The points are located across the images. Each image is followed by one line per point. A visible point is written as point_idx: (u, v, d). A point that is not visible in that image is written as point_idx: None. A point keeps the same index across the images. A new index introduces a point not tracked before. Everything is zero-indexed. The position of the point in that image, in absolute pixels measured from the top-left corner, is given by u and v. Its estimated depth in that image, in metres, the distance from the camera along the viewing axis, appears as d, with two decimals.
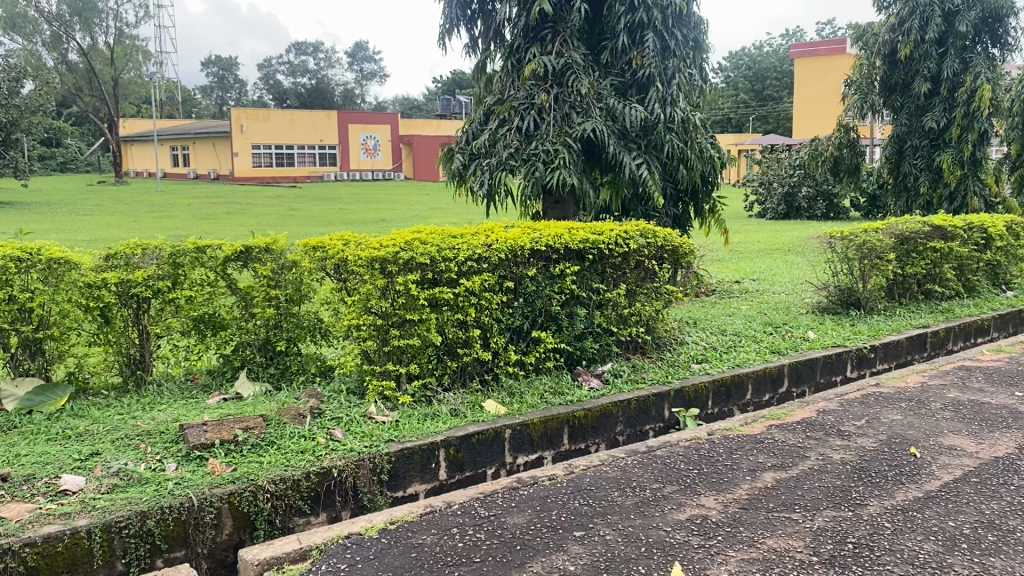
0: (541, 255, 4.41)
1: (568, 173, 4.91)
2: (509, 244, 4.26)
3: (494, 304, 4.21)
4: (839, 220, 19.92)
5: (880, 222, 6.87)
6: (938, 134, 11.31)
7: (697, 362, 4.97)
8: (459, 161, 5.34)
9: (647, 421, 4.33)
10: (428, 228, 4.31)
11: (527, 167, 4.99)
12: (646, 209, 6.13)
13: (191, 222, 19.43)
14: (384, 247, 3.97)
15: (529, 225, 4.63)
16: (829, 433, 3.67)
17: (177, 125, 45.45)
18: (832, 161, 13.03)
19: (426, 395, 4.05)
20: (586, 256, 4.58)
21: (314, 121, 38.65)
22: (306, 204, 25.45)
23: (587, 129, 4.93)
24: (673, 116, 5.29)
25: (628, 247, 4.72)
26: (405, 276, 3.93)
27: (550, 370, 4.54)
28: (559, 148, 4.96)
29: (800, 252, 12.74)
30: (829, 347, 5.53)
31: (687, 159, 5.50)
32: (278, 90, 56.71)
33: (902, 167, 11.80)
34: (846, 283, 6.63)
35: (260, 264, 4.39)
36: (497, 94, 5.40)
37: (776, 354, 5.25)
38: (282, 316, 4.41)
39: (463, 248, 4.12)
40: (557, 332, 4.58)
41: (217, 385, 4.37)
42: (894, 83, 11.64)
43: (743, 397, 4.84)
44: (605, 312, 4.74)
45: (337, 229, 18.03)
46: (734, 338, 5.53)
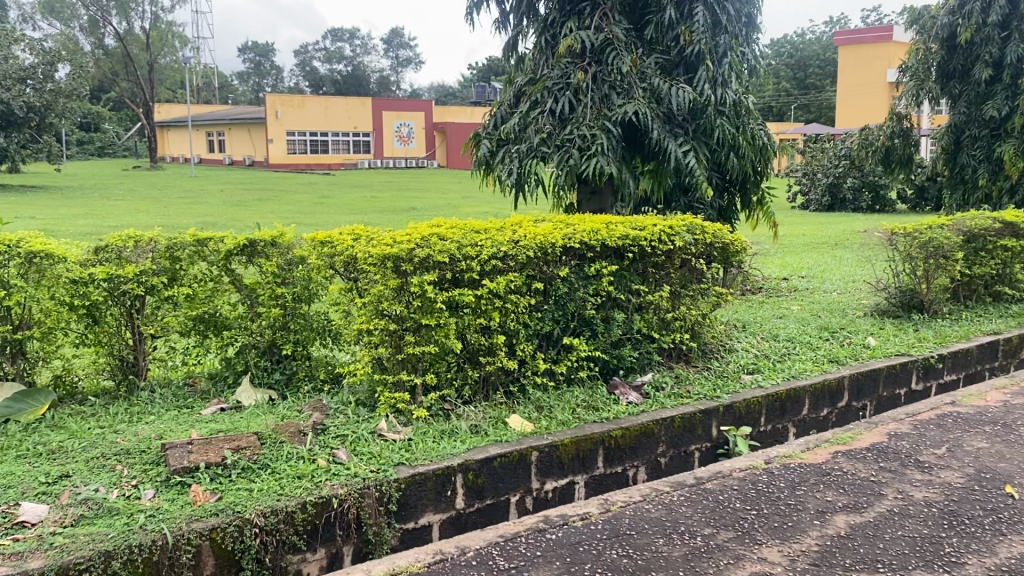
0: (575, 253, 3.96)
1: (606, 162, 4.44)
2: (540, 240, 3.81)
3: (521, 307, 3.77)
4: (885, 212, 19.16)
5: (945, 217, 6.30)
6: (999, 123, 10.47)
7: (748, 372, 4.54)
8: (487, 149, 4.89)
9: (692, 440, 3.89)
10: (450, 222, 3.88)
11: (561, 154, 4.52)
12: (691, 202, 5.63)
13: (221, 208, 19.19)
14: (398, 242, 3.54)
15: (562, 219, 4.17)
16: (905, 463, 3.19)
17: (213, 111, 45.47)
18: (883, 151, 12.36)
19: (444, 409, 3.62)
20: (625, 255, 4.12)
21: (348, 108, 38.44)
22: (338, 191, 25.17)
23: (628, 113, 4.45)
24: (724, 99, 4.79)
25: (672, 244, 4.24)
26: (421, 276, 3.50)
27: (584, 380, 4.09)
28: (597, 133, 4.49)
29: (847, 247, 12.13)
30: (892, 355, 5.01)
31: (739, 147, 4.99)
32: (313, 76, 56.57)
33: (959, 158, 11.06)
34: (908, 284, 6.08)
35: (265, 258, 3.98)
36: (529, 74, 4.94)
37: (834, 364, 4.76)
38: (288, 317, 4.00)
39: (488, 245, 3.68)
40: (592, 338, 4.13)
41: (217, 392, 3.98)
42: (952, 70, 10.98)
43: (798, 413, 4.36)
44: (645, 316, 4.29)
45: (367, 217, 17.66)
46: (787, 346, 5.05)
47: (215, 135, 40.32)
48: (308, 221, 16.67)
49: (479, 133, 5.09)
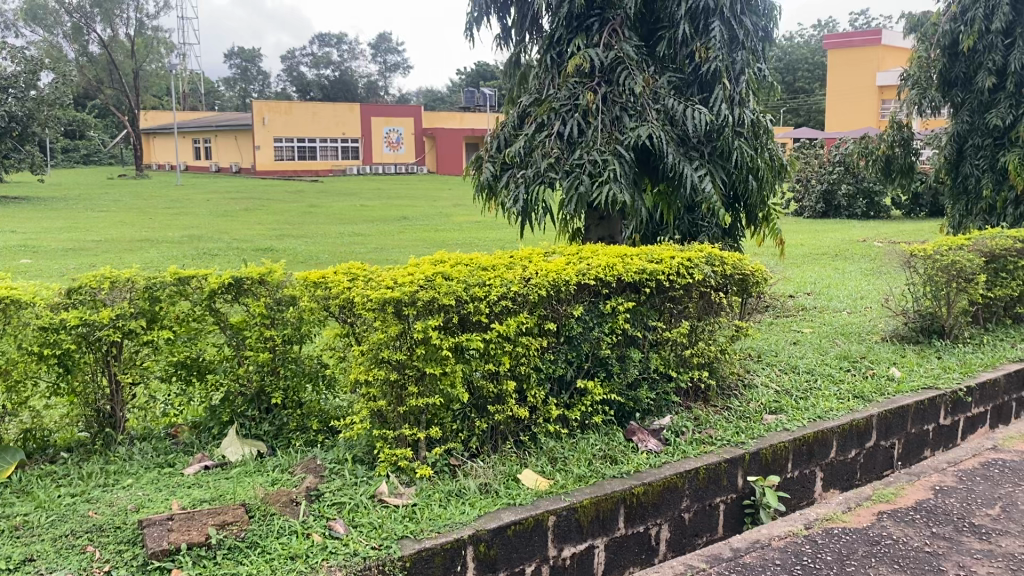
0: (589, 290, 3.66)
1: (619, 188, 4.16)
2: (553, 276, 3.51)
3: (533, 351, 3.47)
4: (880, 219, 18.92)
5: (963, 236, 6.04)
6: (1002, 131, 10.15)
7: (771, 412, 4.24)
8: (489, 173, 4.59)
9: (717, 493, 3.60)
10: (454, 258, 3.58)
11: (570, 180, 4.23)
12: (703, 224, 5.39)
13: (207, 219, 18.79)
14: (399, 283, 3.22)
15: (575, 252, 3.88)
16: (958, 528, 2.92)
17: (199, 117, 44.95)
18: (883, 161, 12.07)
19: (449, 466, 3.32)
20: (642, 290, 3.83)
21: (336, 114, 38.07)
22: (327, 200, 24.79)
23: (642, 136, 4.19)
24: (742, 120, 4.57)
25: (692, 277, 3.95)
26: (424, 321, 3.19)
27: (599, 426, 3.80)
28: (609, 158, 4.21)
29: (848, 258, 11.87)
30: (919, 389, 4.74)
31: (757, 169, 4.78)
32: (300, 82, 56.00)
33: (962, 168, 10.69)
34: (928, 308, 5.83)
35: (253, 298, 3.66)
36: (534, 94, 4.66)
37: (860, 400, 4.49)
38: (278, 361, 3.69)
39: (496, 284, 3.38)
40: (607, 380, 3.83)
41: (201, 444, 3.67)
42: (954, 77, 10.61)
43: (827, 456, 4.10)
44: (663, 354, 3.99)
45: (356, 227, 17.28)
46: (808, 379, 4.78)
47: (201, 142, 39.81)
48: (296, 232, 16.28)
49: (481, 155, 4.79)
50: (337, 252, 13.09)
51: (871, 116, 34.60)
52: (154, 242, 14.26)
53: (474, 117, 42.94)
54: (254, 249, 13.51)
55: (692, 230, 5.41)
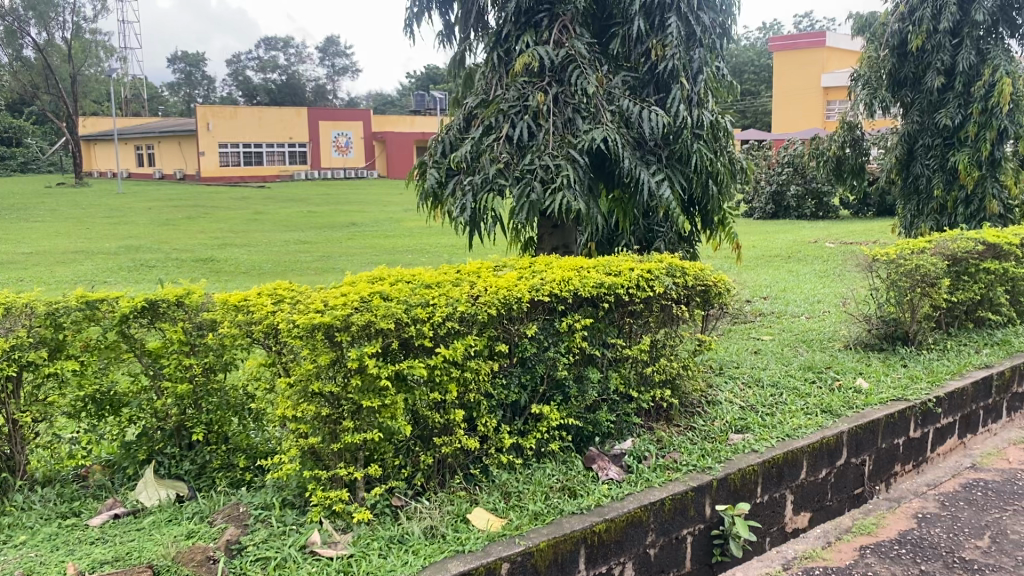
0: (544, 307, 3.36)
1: (573, 196, 3.88)
2: (503, 293, 3.19)
3: (482, 377, 3.16)
4: (829, 219, 18.97)
5: (924, 240, 5.89)
6: (952, 131, 10.09)
7: (737, 431, 3.99)
8: (434, 180, 4.26)
9: (684, 524, 3.33)
10: (395, 276, 3.25)
11: (520, 187, 3.93)
12: (659, 229, 5.16)
13: (147, 228, 18.12)
14: (331, 306, 2.87)
15: (527, 266, 3.58)
16: (949, 564, 2.70)
17: (141, 123, 43.77)
18: (834, 162, 11.94)
19: (391, 508, 2.99)
20: (600, 305, 3.54)
21: (283, 119, 37.34)
22: (273, 207, 24.18)
23: (597, 139, 3.92)
24: (700, 121, 4.36)
25: (652, 290, 3.68)
26: (360, 348, 2.85)
27: (556, 453, 3.50)
28: (562, 163, 3.92)
29: (802, 260, 11.76)
30: (888, 401, 4.54)
31: (717, 173, 4.59)
32: (246, 86, 54.89)
33: (913, 168, 10.61)
34: (891, 314, 5.66)
35: (169, 324, 3.27)
36: (481, 95, 4.36)
37: (829, 415, 4.26)
38: (199, 394, 3.31)
39: (441, 303, 3.06)
40: (563, 404, 3.53)
41: (113, 488, 3.28)
42: (903, 78, 10.47)
43: (797, 478, 3.86)
44: (623, 373, 3.70)
45: (303, 234, 16.80)
46: (773, 393, 4.55)
47: (143, 149, 38.73)
48: (239, 241, 15.73)
49: (424, 161, 4.45)
50: (282, 261, 12.61)
51: (817, 119, 34.84)
52: (88, 253, 13.62)
53: (424, 121, 42.51)
54: (194, 259, 12.98)
55: (648, 236, 5.17)
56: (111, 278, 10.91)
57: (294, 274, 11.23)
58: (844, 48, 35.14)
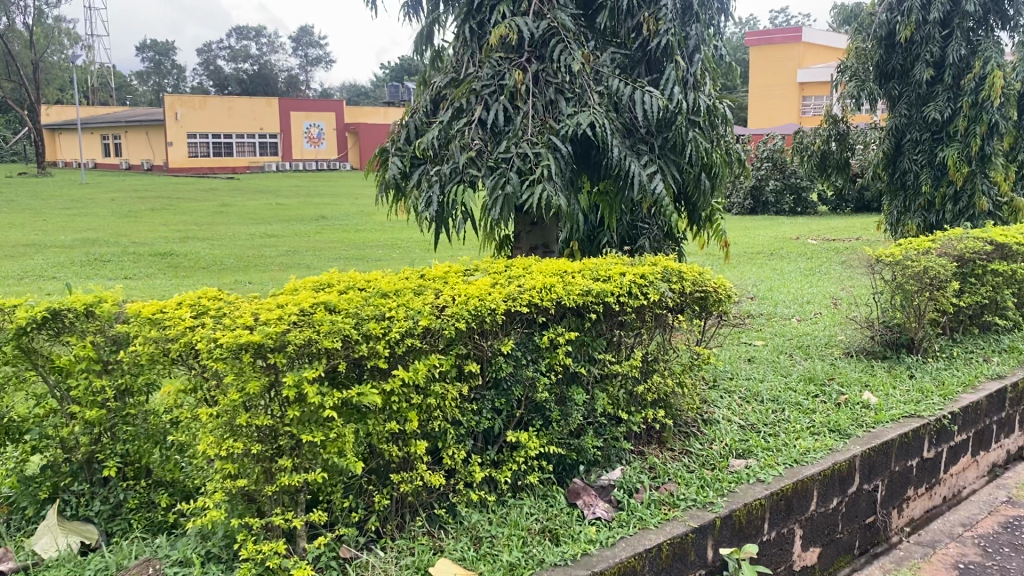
0: (522, 318, 2.88)
1: (554, 188, 3.39)
2: (473, 302, 2.69)
3: (448, 402, 2.67)
4: (807, 215, 18.60)
5: (928, 239, 5.47)
6: (941, 126, 9.69)
7: (738, 456, 3.54)
8: (396, 170, 3.73)
9: (684, 571, 2.87)
10: (345, 282, 2.76)
11: (494, 177, 3.44)
12: (644, 225, 4.70)
13: (106, 220, 17.34)
14: (263, 321, 2.36)
15: (502, 270, 3.09)
16: None
17: (107, 112, 42.64)
18: (818, 157, 11.44)
19: (337, 561, 2.50)
20: (586, 317, 3.07)
21: (253, 109, 36.50)
22: (240, 199, 23.45)
23: (583, 124, 3.43)
24: (696, 106, 3.92)
25: (646, 297, 3.20)
26: (298, 373, 2.34)
27: (535, 487, 3.02)
28: (541, 151, 3.43)
29: (786, 257, 11.35)
30: (900, 418, 4.10)
31: (712, 165, 4.16)
32: (216, 75, 53.71)
33: (900, 163, 10.17)
34: (896, 319, 5.22)
35: (77, 337, 2.74)
36: (451, 74, 3.86)
37: (837, 436, 3.83)
38: (112, 420, 2.78)
39: (399, 314, 2.56)
40: (543, 430, 3.05)
41: (9, 534, 2.75)
42: (891, 70, 10.02)
43: (806, 510, 3.41)
44: (610, 393, 3.24)
45: (267, 228, 16.11)
46: (774, 409, 4.10)
47: (109, 138, 37.67)
48: (202, 234, 15.04)
49: (385, 148, 3.91)
50: (245, 256, 11.98)
51: (793, 113, 34.57)
52: (40, 246, 12.90)
53: (397, 112, 41.78)
54: (151, 253, 12.29)
55: (632, 234, 4.71)
56: (60, 273, 10.25)
57: (255, 270, 10.61)
58: (821, 44, 34.87)
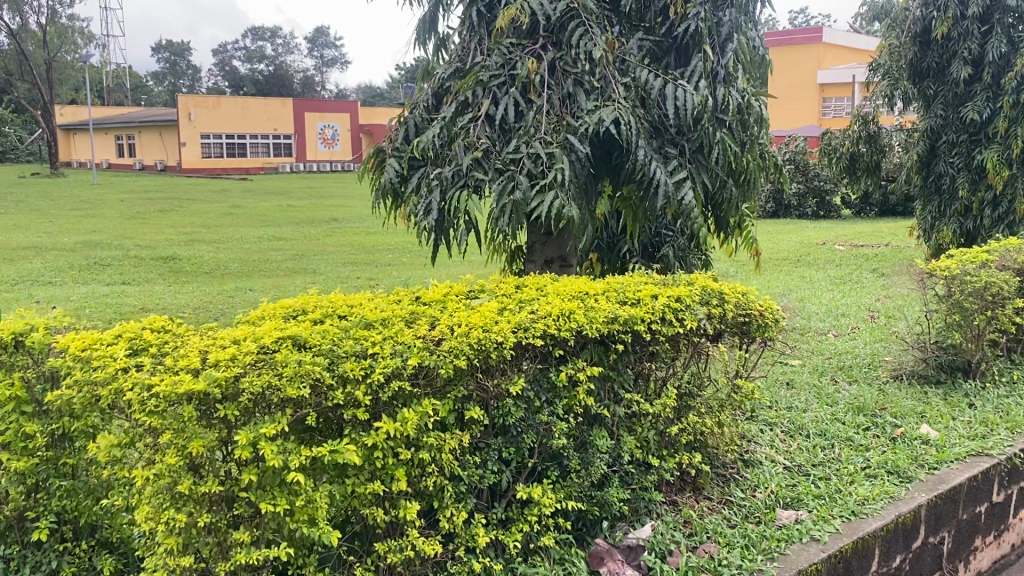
0: (534, 351, 2.40)
1: (571, 195, 2.91)
2: (475, 335, 2.22)
3: (446, 455, 2.19)
4: (831, 219, 17.98)
5: (984, 251, 4.94)
6: (980, 127, 8.83)
7: (786, 507, 3.05)
8: (393, 173, 3.23)
9: None
10: (321, 310, 2.29)
11: (502, 181, 2.96)
12: (668, 233, 4.18)
13: (113, 222, 16.98)
14: (211, 362, 1.89)
15: (512, 292, 2.62)
16: None
17: (121, 112, 42.47)
18: (847, 159, 10.75)
19: None
20: (611, 349, 2.59)
21: (266, 109, 36.20)
22: (250, 200, 23.06)
23: (605, 121, 2.95)
24: (727, 103, 3.43)
25: (680, 323, 2.72)
26: (255, 428, 1.87)
27: (552, 550, 2.53)
28: (556, 152, 2.96)
29: (814, 264, 10.80)
30: (966, 458, 3.59)
31: (747, 169, 3.68)
32: (231, 76, 53.55)
33: (934, 167, 9.28)
34: (950, 340, 4.70)
35: (4, 373, 2.32)
36: (455, 64, 3.41)
37: (896, 480, 3.33)
38: (45, 474, 2.32)
39: (383, 349, 2.09)
40: (560, 482, 2.57)
41: None
42: (926, 68, 9.23)
43: (867, 573, 2.91)
44: (639, 434, 2.76)
45: (276, 230, 15.69)
46: (822, 446, 3.62)
47: (123, 139, 37.49)
48: (208, 237, 14.64)
49: (382, 148, 3.41)
50: (251, 260, 11.57)
51: (812, 115, 33.83)
52: (41, 249, 12.52)
53: None
54: (153, 257, 11.89)
55: (655, 241, 4.20)
56: (57, 278, 9.85)
57: (259, 276, 10.16)
58: (841, 45, 34.15)
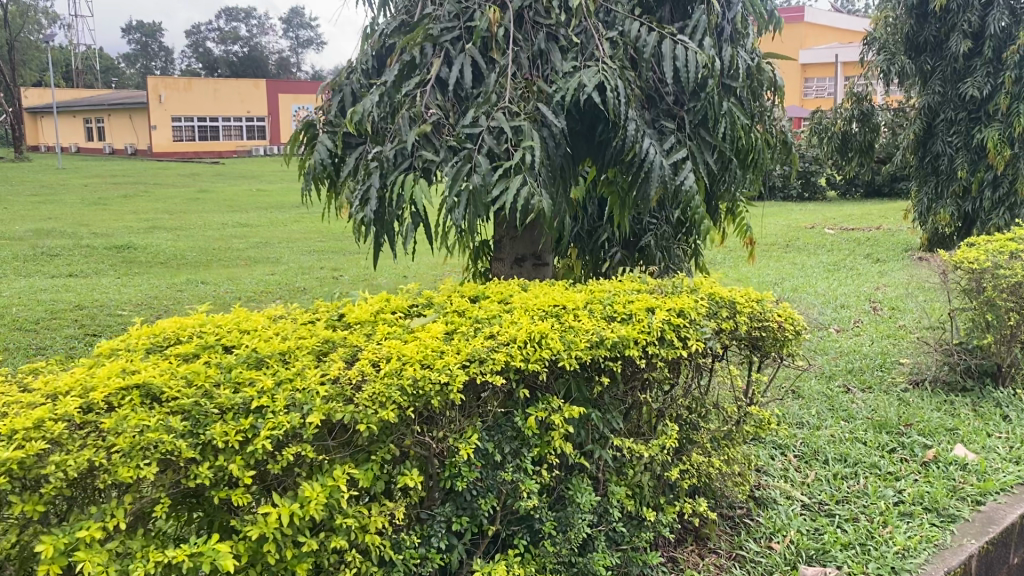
0: (494, 390, 1.80)
1: (540, 180, 2.31)
2: (410, 371, 1.61)
3: (370, 541, 1.59)
4: (817, 201, 17.47)
5: (1013, 238, 4.37)
6: (980, 104, 7.93)
7: (809, 561, 2.48)
8: (324, 152, 2.59)
9: None
10: (202, 340, 1.69)
11: (456, 162, 2.34)
12: (652, 219, 3.56)
13: (72, 209, 16.21)
14: (9, 431, 1.29)
15: (466, 306, 2.02)
16: None
17: (90, 95, 41.29)
18: (838, 139, 9.68)
19: None
20: (595, 380, 1.99)
21: (240, 91, 35.20)
22: (218, 185, 22.26)
23: (586, 87, 2.35)
24: (734, 66, 2.84)
25: (683, 342, 2.12)
26: (72, 531, 1.26)
27: None
28: (524, 126, 2.36)
29: (806, 249, 10.28)
30: (1013, 489, 3.03)
31: (751, 148, 3.10)
32: (205, 57, 52.36)
33: (932, 146, 8.44)
34: (976, 343, 4.14)
35: None
36: (404, 16, 2.79)
37: (938, 520, 2.77)
38: None
39: (278, 398, 1.48)
40: (531, 552, 1.98)
41: None
42: (923, 42, 8.34)
43: None
44: (630, 481, 2.19)
45: (244, 217, 14.99)
46: (845, 476, 3.06)
47: (90, 122, 36.37)
48: (171, 224, 13.94)
49: (312, 122, 2.78)
50: (211, 249, 10.89)
51: (794, 97, 33.27)
52: None
53: None
54: (108, 246, 11.19)
55: (637, 228, 3.59)
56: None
57: (218, 267, 9.49)
58: (823, 26, 33.56)
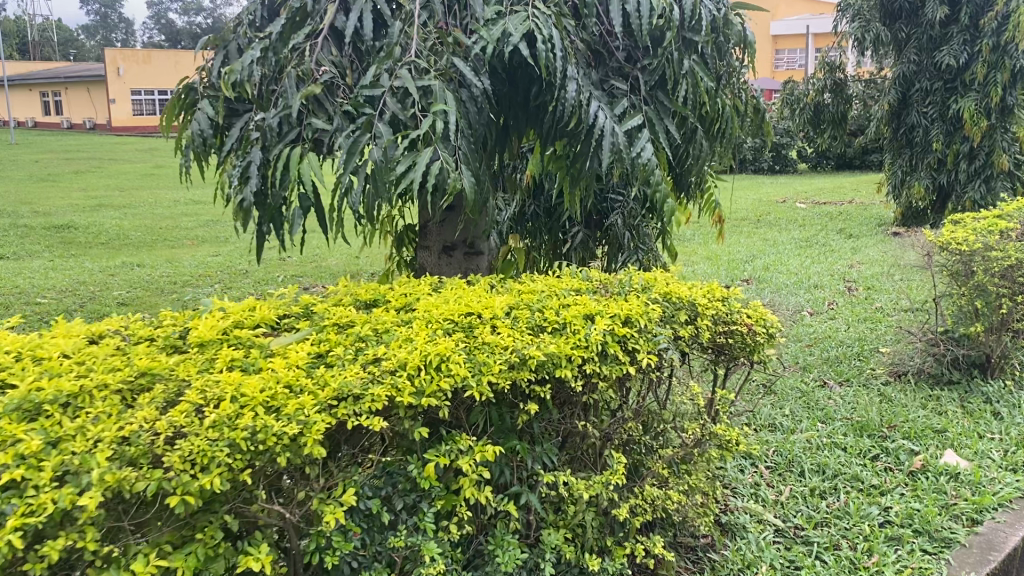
0: (379, 431, 1.39)
1: (454, 152, 1.88)
2: (249, 415, 1.19)
3: None
4: (788, 173, 17.17)
5: (1002, 216, 3.99)
6: (956, 73, 7.51)
7: None
8: (204, 122, 2.16)
9: None
10: None
11: (353, 131, 1.91)
12: (611, 195, 3.17)
13: (17, 185, 15.51)
14: None
15: (355, 318, 1.60)
16: None
17: (47, 66, 40.04)
18: (811, 111, 9.29)
19: None
20: (518, 409, 1.58)
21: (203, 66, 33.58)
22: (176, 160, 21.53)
23: (512, 39, 1.92)
24: (696, 16, 2.41)
25: (631, 354, 1.71)
26: None
27: None
28: (437, 86, 1.93)
29: (777, 224, 9.95)
30: (1011, 503, 2.66)
31: (717, 116, 2.69)
32: (166, 29, 50.99)
33: (907, 117, 7.99)
34: (962, 331, 3.77)
35: None
36: None
37: (930, 545, 2.40)
38: None
39: (48, 465, 1.06)
40: None
41: None
42: (897, 8, 7.83)
43: None
44: (568, 522, 1.77)
45: (198, 193, 14.41)
46: (823, 491, 2.69)
47: (46, 95, 35.20)
48: (120, 201, 13.34)
49: (193, 85, 2.32)
50: (157, 228, 10.35)
51: (764, 68, 32.89)
52: None
53: None
54: (48, 224, 10.62)
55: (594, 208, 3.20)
56: None
57: (163, 247, 8.98)
58: None
